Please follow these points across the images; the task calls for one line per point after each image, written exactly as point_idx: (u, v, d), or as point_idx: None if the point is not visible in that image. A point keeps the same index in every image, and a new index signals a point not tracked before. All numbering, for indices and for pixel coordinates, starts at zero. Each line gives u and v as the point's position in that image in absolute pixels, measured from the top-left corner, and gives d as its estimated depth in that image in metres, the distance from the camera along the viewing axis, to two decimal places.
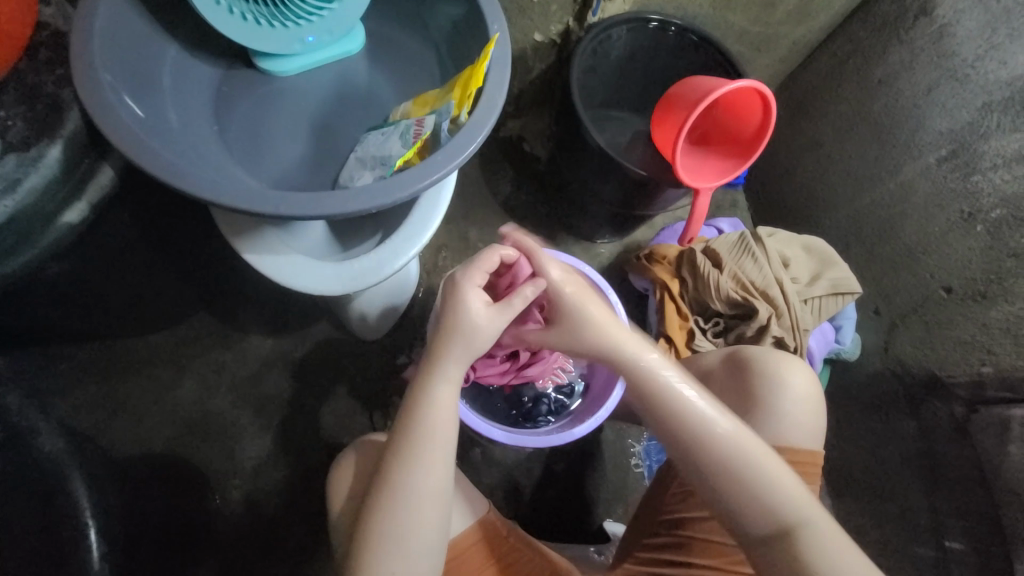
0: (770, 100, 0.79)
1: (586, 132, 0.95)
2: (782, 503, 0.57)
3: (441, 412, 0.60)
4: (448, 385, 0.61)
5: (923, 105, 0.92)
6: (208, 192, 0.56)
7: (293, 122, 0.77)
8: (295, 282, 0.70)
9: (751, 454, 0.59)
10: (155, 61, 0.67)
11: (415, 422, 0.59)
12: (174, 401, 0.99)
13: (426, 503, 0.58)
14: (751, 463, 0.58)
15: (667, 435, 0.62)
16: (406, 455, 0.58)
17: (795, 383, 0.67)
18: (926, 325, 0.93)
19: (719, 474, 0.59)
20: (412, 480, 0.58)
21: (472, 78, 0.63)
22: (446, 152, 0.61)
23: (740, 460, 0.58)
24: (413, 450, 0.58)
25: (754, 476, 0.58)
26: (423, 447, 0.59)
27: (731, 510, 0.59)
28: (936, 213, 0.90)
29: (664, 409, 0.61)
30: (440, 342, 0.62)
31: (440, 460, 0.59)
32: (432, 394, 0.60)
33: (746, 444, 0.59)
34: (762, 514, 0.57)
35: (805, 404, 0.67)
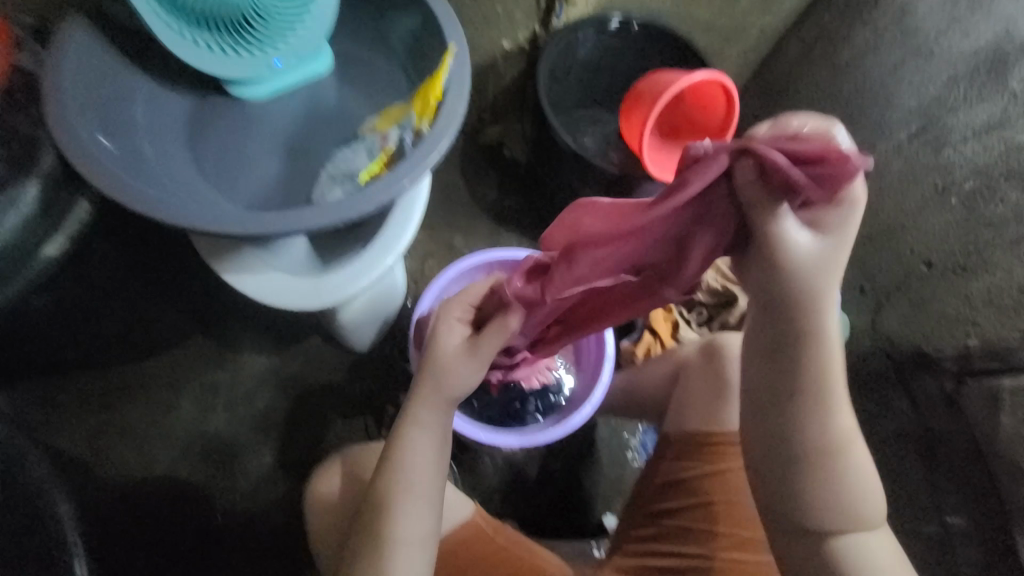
0: (732, 90, 0.81)
1: (556, 133, 0.97)
2: (853, 496, 0.54)
3: (421, 459, 0.61)
4: (419, 434, 0.61)
5: (891, 83, 0.94)
6: (179, 219, 0.58)
7: (268, 145, 0.79)
8: (273, 298, 0.71)
9: (849, 455, 0.53)
10: (128, 96, 0.70)
11: (397, 470, 0.61)
12: (171, 424, 1.01)
13: (410, 544, 0.60)
14: (842, 453, 0.53)
15: (794, 437, 0.52)
16: (392, 504, 0.60)
17: None
18: (910, 301, 0.92)
19: (814, 472, 0.52)
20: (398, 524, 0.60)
21: (430, 92, 0.66)
22: (409, 163, 0.62)
23: (839, 457, 0.52)
24: (396, 496, 0.60)
25: (842, 467, 0.53)
26: (407, 492, 0.61)
27: (804, 514, 0.54)
28: (911, 189, 0.90)
29: (802, 408, 0.51)
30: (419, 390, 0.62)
31: (415, 503, 0.61)
32: (409, 445, 0.61)
33: (847, 445, 0.53)
34: (837, 511, 0.54)
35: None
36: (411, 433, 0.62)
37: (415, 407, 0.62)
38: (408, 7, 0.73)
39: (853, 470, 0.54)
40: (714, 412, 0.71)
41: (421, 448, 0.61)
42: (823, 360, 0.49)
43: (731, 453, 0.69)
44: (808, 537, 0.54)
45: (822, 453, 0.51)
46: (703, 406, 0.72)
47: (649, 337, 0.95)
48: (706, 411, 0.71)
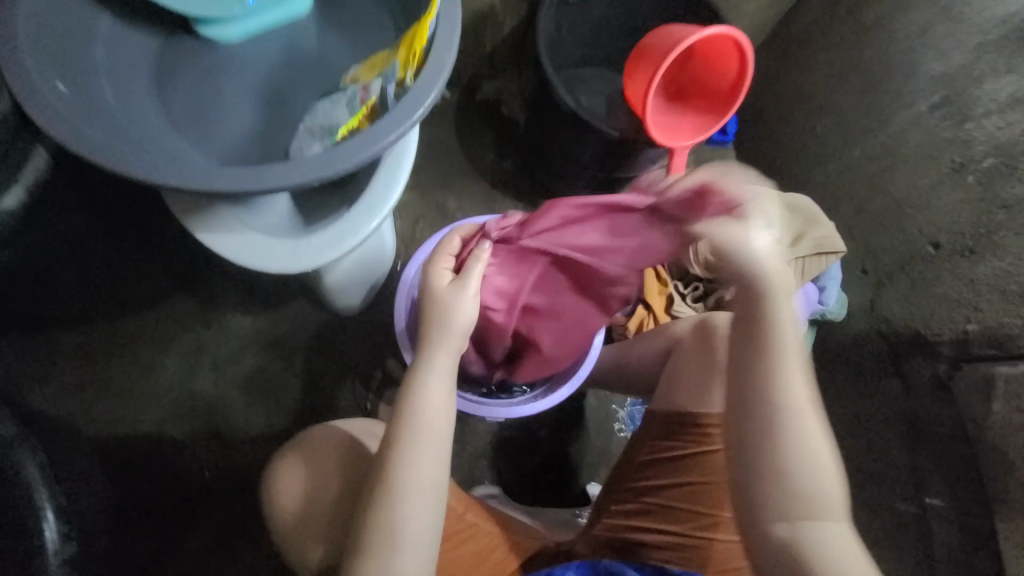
0: (748, 50, 0.74)
1: (555, 92, 0.90)
2: (807, 477, 0.57)
3: (433, 401, 0.63)
4: (431, 375, 0.64)
5: (917, 47, 0.86)
6: (140, 172, 0.53)
7: (243, 94, 0.73)
8: (249, 261, 0.67)
9: (803, 429, 0.58)
10: (85, 33, 0.63)
11: (407, 413, 0.62)
12: (154, 383, 0.99)
13: (421, 488, 0.59)
14: (796, 431, 0.58)
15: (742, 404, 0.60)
16: (399, 448, 0.60)
17: None
18: (912, 283, 0.89)
19: (768, 438, 0.58)
20: (407, 467, 0.59)
21: (415, 39, 0.60)
22: (392, 119, 0.57)
23: (792, 430, 0.58)
24: (405, 439, 0.60)
25: (794, 440, 0.58)
26: (417, 435, 0.61)
27: (756, 482, 0.59)
28: (927, 165, 0.86)
29: (754, 374, 0.60)
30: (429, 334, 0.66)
31: (426, 448, 0.60)
32: (421, 387, 0.63)
33: (798, 419, 0.58)
34: (789, 489, 0.57)
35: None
36: (422, 376, 0.64)
37: (426, 352, 0.65)
38: None
39: (809, 450, 0.58)
40: (706, 393, 0.69)
41: (433, 390, 0.63)
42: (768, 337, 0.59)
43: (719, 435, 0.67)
44: (770, 513, 0.58)
45: (764, 423, 0.59)
46: (695, 386, 0.70)
47: (642, 311, 0.93)
48: (697, 392, 0.69)
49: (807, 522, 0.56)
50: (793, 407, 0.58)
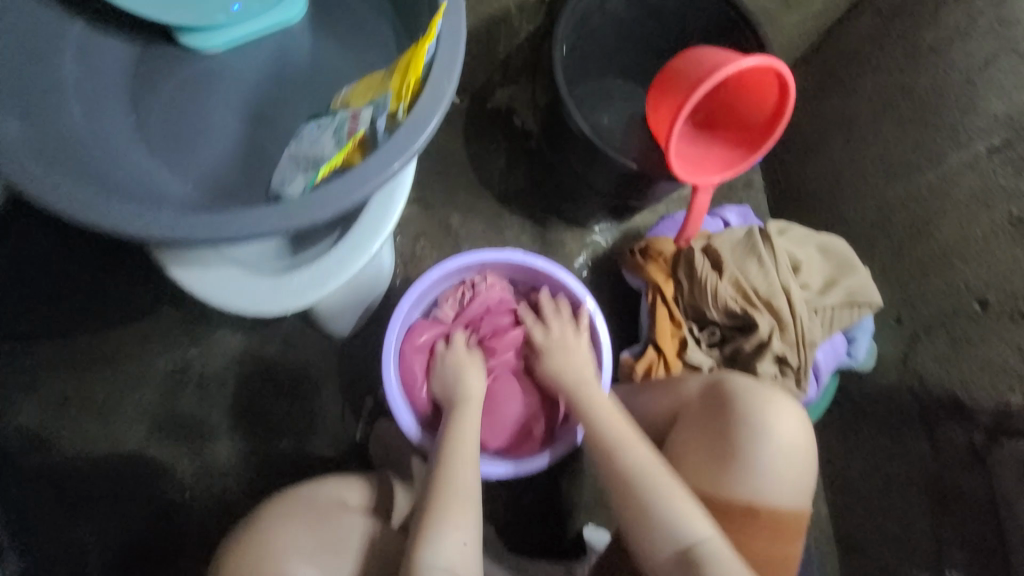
0: (790, 83, 0.65)
1: (569, 114, 0.83)
2: (675, 522, 0.59)
3: (471, 431, 0.71)
4: (467, 413, 0.73)
5: (978, 81, 0.77)
6: (89, 212, 0.47)
7: (224, 107, 0.66)
8: (224, 299, 0.61)
9: (647, 472, 0.62)
10: (51, 42, 0.57)
11: (451, 441, 0.69)
12: (139, 400, 0.96)
13: (467, 501, 0.64)
14: (646, 485, 0.61)
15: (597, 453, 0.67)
16: (446, 467, 0.66)
17: (779, 432, 0.63)
18: (952, 340, 0.82)
19: (625, 481, 0.63)
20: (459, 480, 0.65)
21: (411, 68, 0.53)
22: (379, 159, 0.51)
23: (642, 475, 0.62)
24: (451, 462, 0.67)
25: (646, 489, 0.61)
26: (462, 457, 0.67)
27: (632, 530, 0.62)
28: (979, 215, 0.78)
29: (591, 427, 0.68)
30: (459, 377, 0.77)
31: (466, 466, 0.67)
32: (462, 420, 0.72)
33: (641, 464, 0.63)
34: (663, 534, 0.59)
35: (784, 455, 0.63)
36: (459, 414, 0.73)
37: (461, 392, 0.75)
38: None
39: (667, 498, 0.60)
40: (711, 472, 0.64)
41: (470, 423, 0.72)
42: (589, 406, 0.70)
43: (723, 521, 0.63)
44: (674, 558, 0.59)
45: (619, 479, 0.63)
46: (701, 461, 0.66)
47: (652, 353, 0.86)
48: (702, 468, 0.65)
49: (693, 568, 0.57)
50: (633, 458, 0.63)
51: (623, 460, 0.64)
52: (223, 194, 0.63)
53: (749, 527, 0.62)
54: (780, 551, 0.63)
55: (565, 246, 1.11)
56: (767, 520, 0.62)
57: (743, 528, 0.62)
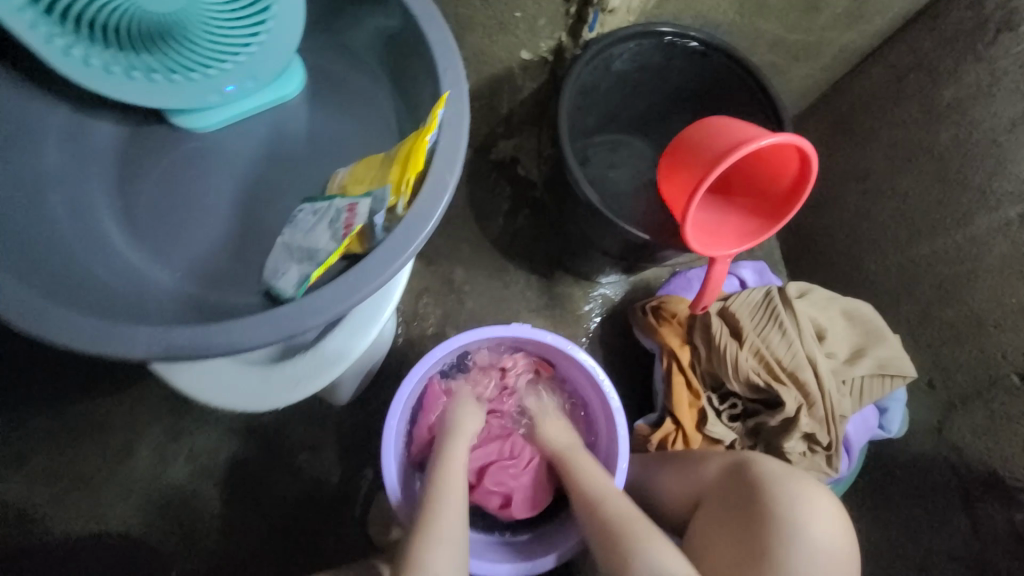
0: (811, 156, 0.62)
1: (575, 179, 0.80)
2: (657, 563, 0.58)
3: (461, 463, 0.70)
4: (458, 446, 0.72)
5: (1004, 143, 0.74)
6: (61, 333, 0.43)
7: (217, 187, 0.63)
8: (210, 397, 0.57)
9: (622, 510, 0.63)
10: (30, 136, 0.54)
11: (439, 473, 0.68)
12: (127, 475, 0.91)
13: (454, 532, 0.62)
14: (620, 525, 0.62)
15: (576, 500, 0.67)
16: (428, 510, 0.63)
17: (813, 531, 0.58)
18: (991, 413, 0.77)
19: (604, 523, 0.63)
20: (446, 510, 0.63)
21: (411, 159, 0.50)
22: (379, 258, 0.47)
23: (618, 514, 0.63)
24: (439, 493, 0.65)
25: (622, 529, 0.62)
26: (451, 489, 0.66)
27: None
28: (1012, 282, 0.73)
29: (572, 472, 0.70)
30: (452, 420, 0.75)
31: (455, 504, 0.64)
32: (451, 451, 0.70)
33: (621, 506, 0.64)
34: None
35: (819, 555, 0.57)
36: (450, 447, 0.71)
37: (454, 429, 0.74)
38: (384, 7, 0.57)
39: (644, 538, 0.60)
40: None
41: (460, 456, 0.70)
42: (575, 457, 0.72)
43: None
44: None
45: (595, 521, 0.64)
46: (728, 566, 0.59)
47: (669, 425, 0.80)
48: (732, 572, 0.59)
49: None
50: (611, 502, 0.65)
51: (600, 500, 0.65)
52: (211, 283, 0.59)
53: None
54: None
55: (573, 301, 1.06)
56: None
57: None
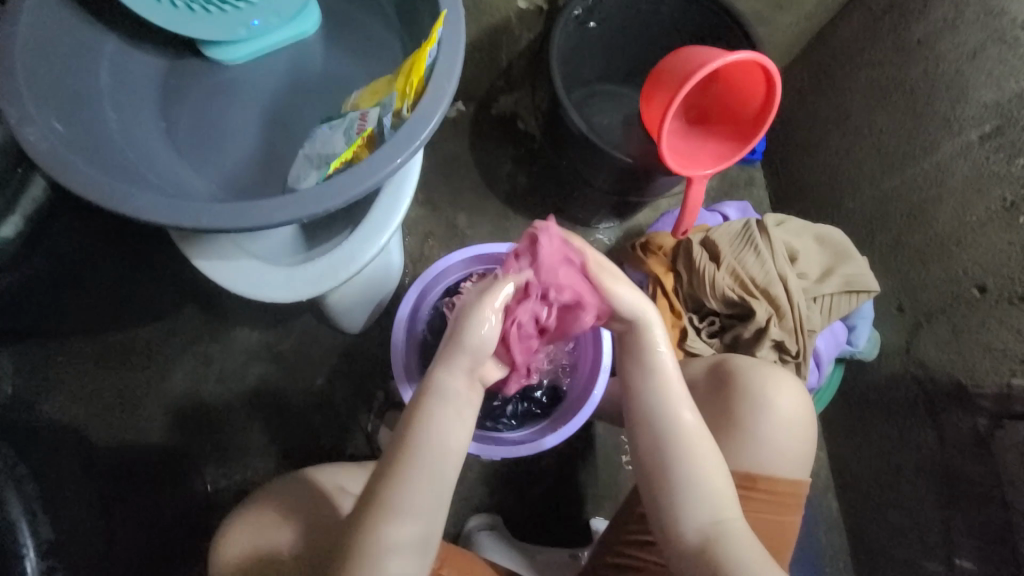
0: (774, 75, 0.70)
1: (566, 113, 0.86)
2: (710, 506, 0.57)
3: (440, 436, 0.54)
4: (448, 405, 0.54)
5: (966, 71, 0.79)
6: (126, 205, 0.52)
7: (244, 111, 0.71)
8: (245, 288, 0.66)
9: (701, 446, 0.59)
10: (88, 61, 0.63)
11: (409, 443, 0.53)
12: (163, 393, 1.00)
13: (418, 516, 0.52)
14: (681, 454, 0.58)
15: (644, 419, 0.60)
16: (395, 478, 0.53)
17: (779, 404, 0.66)
18: (953, 327, 0.83)
19: (678, 449, 0.58)
20: (408, 495, 0.52)
21: (414, 71, 0.59)
22: (388, 150, 0.55)
23: (687, 449, 0.58)
24: (408, 471, 0.53)
25: (687, 462, 0.58)
26: (416, 473, 0.53)
27: (659, 504, 0.59)
28: (973, 201, 0.79)
29: (646, 384, 0.61)
30: (443, 359, 0.55)
31: (426, 477, 0.53)
32: (430, 417, 0.54)
33: (702, 439, 0.59)
34: (695, 512, 0.58)
35: (783, 424, 0.65)
36: (435, 406, 0.54)
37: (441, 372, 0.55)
38: None
39: (710, 480, 0.58)
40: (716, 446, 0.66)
41: (446, 422, 0.54)
42: (656, 378, 0.60)
43: None
44: (715, 530, 0.57)
45: (665, 445, 0.59)
46: None
47: None
48: None
49: (717, 545, 0.56)
50: (688, 431, 0.59)
51: (667, 427, 0.59)
52: (243, 192, 0.68)
53: (752, 499, 0.64)
54: (782, 520, 0.65)
55: None
56: (767, 491, 0.64)
57: (744, 495, 0.64)
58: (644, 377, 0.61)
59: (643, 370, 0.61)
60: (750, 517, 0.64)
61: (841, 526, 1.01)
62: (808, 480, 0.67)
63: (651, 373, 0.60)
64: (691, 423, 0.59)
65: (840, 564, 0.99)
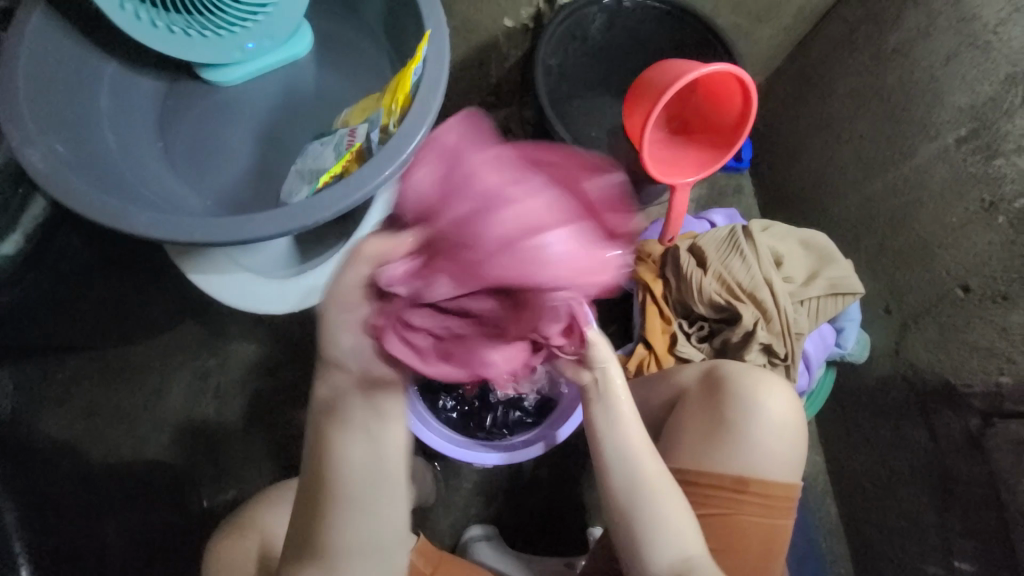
0: (749, 85, 0.73)
1: (552, 127, 0.89)
2: (676, 540, 0.58)
3: (360, 468, 0.45)
4: (348, 431, 0.44)
5: (940, 77, 0.81)
6: (123, 221, 0.54)
7: (239, 130, 0.74)
8: (240, 301, 0.68)
9: (663, 492, 0.58)
10: (89, 86, 0.65)
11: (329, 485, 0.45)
12: (164, 408, 1.02)
13: (363, 553, 0.48)
14: (647, 500, 0.58)
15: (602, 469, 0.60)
16: (325, 527, 0.46)
17: (769, 408, 0.66)
18: (940, 327, 0.83)
19: (636, 497, 0.58)
20: (338, 539, 0.46)
21: (400, 88, 0.62)
22: (376, 162, 0.57)
23: (650, 496, 0.58)
24: (331, 510, 0.46)
25: (648, 509, 0.58)
26: (350, 506, 0.45)
27: (627, 544, 0.59)
28: (953, 203, 0.80)
29: (603, 440, 0.59)
30: (331, 379, 0.43)
31: (361, 513, 0.46)
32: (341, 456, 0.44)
33: (664, 485, 0.59)
34: (662, 549, 0.58)
35: (773, 428, 0.66)
36: (340, 432, 0.44)
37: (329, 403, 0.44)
38: None
39: (674, 520, 0.58)
40: (708, 450, 0.66)
41: (357, 453, 0.44)
42: (615, 434, 0.58)
43: (719, 497, 0.65)
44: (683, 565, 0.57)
45: (625, 495, 0.59)
46: (697, 443, 0.67)
47: (643, 350, 0.88)
48: (699, 447, 0.67)
49: None
50: (645, 480, 0.58)
51: (627, 476, 0.59)
52: (237, 207, 0.70)
53: (744, 503, 0.65)
54: (774, 524, 0.66)
55: None
56: (758, 493, 0.65)
57: (736, 498, 0.65)
58: (603, 433, 0.59)
59: (598, 426, 0.59)
60: (742, 520, 0.65)
61: (840, 531, 1.00)
62: (799, 482, 0.68)
63: (609, 429, 0.58)
64: (652, 471, 0.59)
65: (841, 570, 0.98)
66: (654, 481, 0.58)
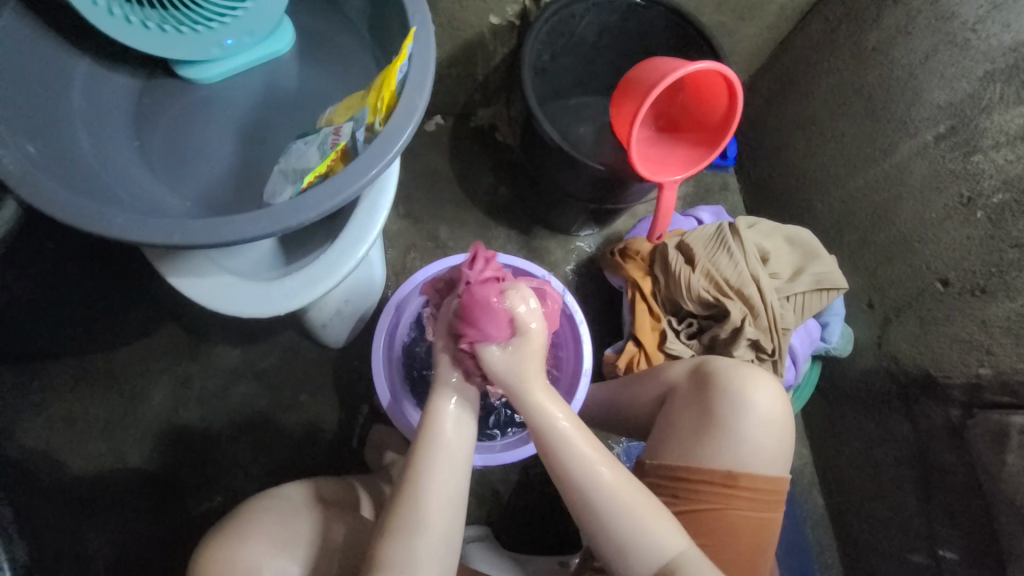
0: (736, 84, 0.74)
1: (539, 124, 0.88)
2: (657, 540, 0.58)
3: (453, 427, 0.62)
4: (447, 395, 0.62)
5: (919, 75, 0.83)
6: (97, 223, 0.52)
7: (219, 129, 0.72)
8: (220, 305, 0.66)
9: (634, 497, 0.59)
10: (58, 83, 0.63)
11: (426, 441, 0.61)
12: (143, 415, 0.97)
13: (445, 502, 0.58)
14: (617, 508, 0.59)
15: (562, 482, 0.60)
16: (415, 482, 0.59)
17: (756, 404, 0.67)
18: (921, 320, 0.85)
19: (595, 508, 0.59)
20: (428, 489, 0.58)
21: (386, 86, 0.61)
22: (362, 161, 0.56)
23: (618, 503, 0.59)
24: (426, 461, 0.59)
25: (622, 515, 0.58)
26: (441, 457, 0.60)
27: (608, 549, 0.60)
28: (934, 198, 0.82)
29: (554, 455, 0.60)
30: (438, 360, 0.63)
31: (448, 465, 0.60)
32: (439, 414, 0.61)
33: (636, 489, 0.60)
34: (647, 550, 0.58)
35: (760, 423, 0.66)
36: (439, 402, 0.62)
37: (433, 409, 0.62)
38: None
39: (651, 522, 0.59)
40: (698, 447, 0.67)
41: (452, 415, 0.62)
42: (564, 450, 0.59)
43: (710, 493, 0.65)
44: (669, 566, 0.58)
45: (588, 506, 0.59)
46: (686, 440, 0.68)
47: (632, 347, 0.88)
48: (688, 444, 0.67)
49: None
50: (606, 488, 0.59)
51: (588, 487, 0.59)
52: (218, 208, 0.68)
53: (734, 497, 0.65)
54: (763, 517, 0.66)
55: (550, 253, 1.14)
56: (747, 488, 0.65)
57: (725, 494, 0.65)
58: (550, 449, 0.60)
59: (544, 441, 0.60)
60: (732, 515, 0.65)
61: (827, 522, 1.02)
62: (787, 476, 0.69)
63: (559, 444, 0.60)
64: (612, 480, 0.59)
65: (829, 561, 1.00)
66: (616, 487, 0.59)
